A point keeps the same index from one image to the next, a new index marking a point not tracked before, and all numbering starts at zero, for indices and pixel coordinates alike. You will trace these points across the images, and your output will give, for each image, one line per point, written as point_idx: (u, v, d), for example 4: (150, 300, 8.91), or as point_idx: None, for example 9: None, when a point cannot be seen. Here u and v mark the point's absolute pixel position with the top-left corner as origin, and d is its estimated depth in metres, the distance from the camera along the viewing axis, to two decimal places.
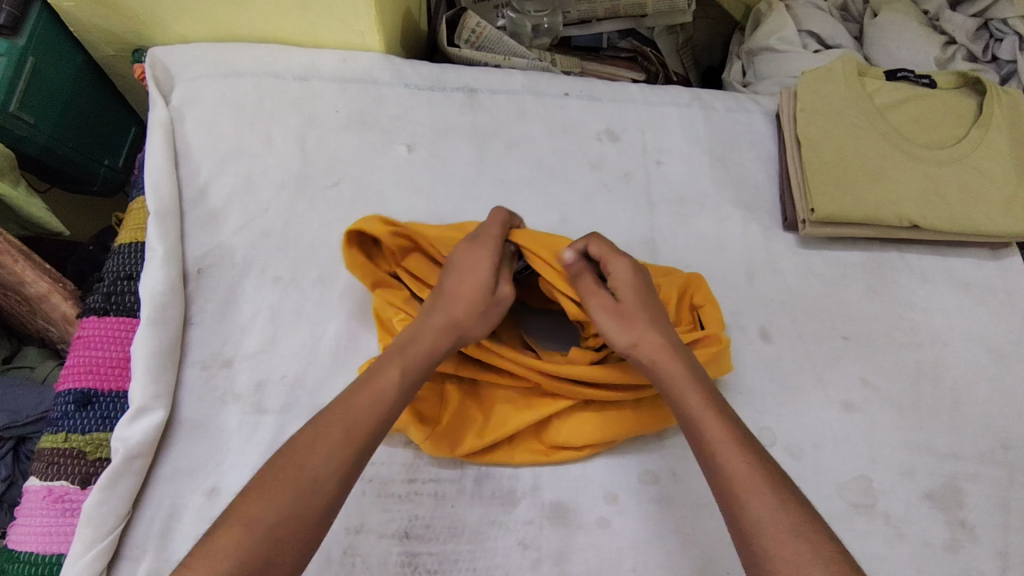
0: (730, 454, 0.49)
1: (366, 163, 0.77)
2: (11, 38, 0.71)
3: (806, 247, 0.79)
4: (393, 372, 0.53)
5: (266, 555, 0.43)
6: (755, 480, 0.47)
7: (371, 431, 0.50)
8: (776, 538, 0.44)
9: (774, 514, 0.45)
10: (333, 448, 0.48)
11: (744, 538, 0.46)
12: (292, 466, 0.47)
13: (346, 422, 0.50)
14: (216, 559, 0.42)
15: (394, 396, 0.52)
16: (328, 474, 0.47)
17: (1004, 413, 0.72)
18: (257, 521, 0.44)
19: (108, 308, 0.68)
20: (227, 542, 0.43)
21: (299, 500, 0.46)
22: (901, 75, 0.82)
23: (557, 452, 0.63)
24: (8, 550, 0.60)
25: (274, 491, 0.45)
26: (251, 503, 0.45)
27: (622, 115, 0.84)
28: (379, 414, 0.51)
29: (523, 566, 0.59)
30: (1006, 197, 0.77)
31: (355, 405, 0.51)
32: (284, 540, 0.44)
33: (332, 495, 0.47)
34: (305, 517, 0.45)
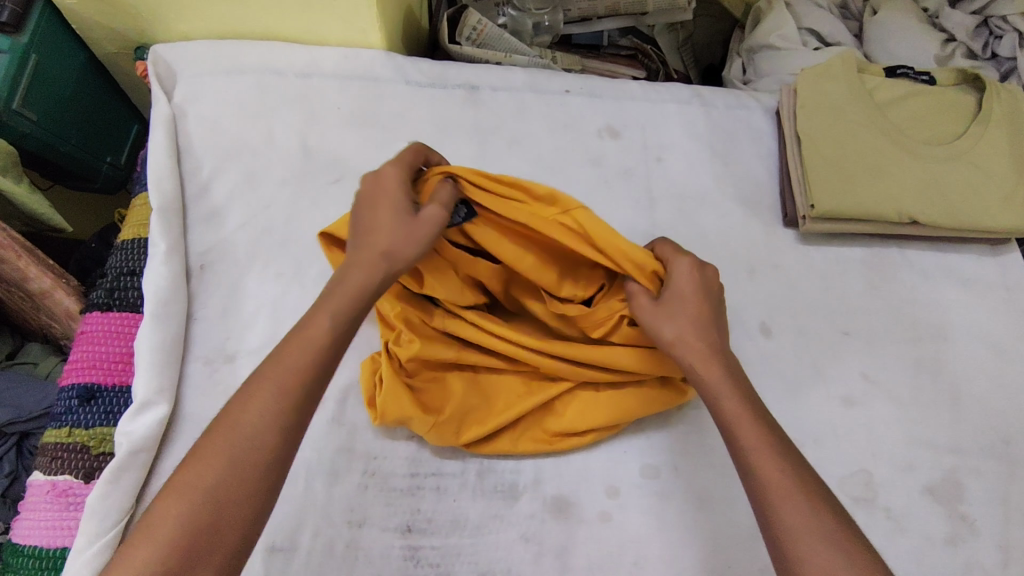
0: (766, 457, 0.48)
1: (369, 159, 0.77)
2: (14, 35, 0.71)
3: (807, 243, 0.79)
4: (328, 319, 0.49)
5: (204, 522, 0.41)
6: (792, 484, 0.46)
7: (308, 379, 0.47)
8: (812, 544, 0.43)
9: (809, 519, 0.44)
10: (266, 406, 0.45)
11: (777, 543, 0.45)
12: (226, 427, 0.44)
13: (282, 374, 0.46)
14: (155, 529, 0.41)
15: (330, 341, 0.49)
16: (261, 429, 0.44)
17: (1003, 407, 0.72)
18: (195, 489, 0.42)
19: (111, 304, 0.69)
20: (165, 511, 0.42)
21: (232, 462, 0.43)
22: (901, 72, 0.84)
23: (559, 441, 0.64)
24: (13, 544, 0.60)
25: (210, 456, 0.43)
26: (190, 472, 0.43)
27: (623, 111, 0.84)
28: (314, 360, 0.48)
29: (525, 560, 0.60)
30: (1006, 193, 0.77)
31: (290, 356, 0.47)
32: (224, 505, 0.42)
33: (271, 450, 0.44)
34: (242, 480, 0.43)
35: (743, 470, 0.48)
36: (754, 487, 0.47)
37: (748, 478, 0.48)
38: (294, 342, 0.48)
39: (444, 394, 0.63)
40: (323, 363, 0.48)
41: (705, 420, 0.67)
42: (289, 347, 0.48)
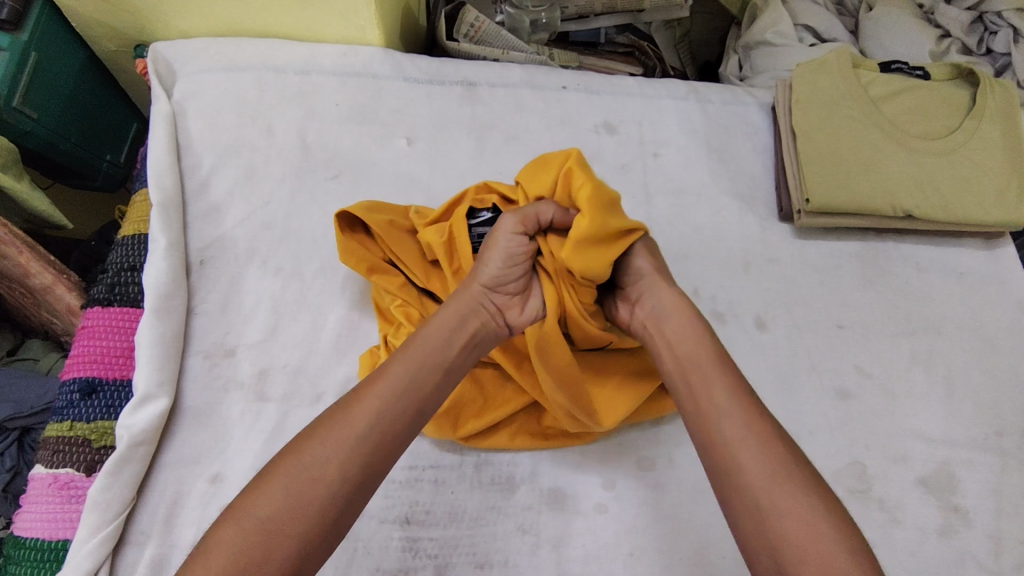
0: (727, 418, 0.51)
1: (367, 154, 0.77)
2: (14, 33, 0.72)
3: (802, 237, 0.80)
4: (398, 365, 0.52)
5: (262, 553, 0.43)
6: (751, 445, 0.50)
7: (386, 426, 0.50)
8: (772, 502, 0.47)
9: (769, 475, 0.48)
10: (342, 445, 0.48)
11: (760, 532, 0.47)
12: (299, 461, 0.47)
13: (357, 418, 0.49)
14: (212, 552, 0.43)
15: (399, 390, 0.51)
16: (331, 461, 0.47)
17: (997, 400, 0.73)
18: (254, 519, 0.44)
19: (112, 299, 0.69)
20: (224, 537, 0.43)
21: (299, 493, 0.45)
22: (895, 67, 0.85)
23: (554, 436, 0.65)
24: (15, 537, 0.60)
25: (275, 485, 0.45)
26: (252, 500, 0.45)
27: (619, 108, 0.84)
28: (386, 409, 0.50)
29: (522, 550, 0.60)
30: (1000, 187, 0.78)
31: (364, 400, 0.50)
32: (279, 540, 0.43)
33: (336, 493, 0.46)
34: (309, 509, 0.45)
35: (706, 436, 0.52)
36: (718, 448, 0.51)
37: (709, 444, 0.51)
38: (369, 390, 0.51)
39: None
40: (400, 411, 0.51)
41: None
42: (362, 393, 0.51)
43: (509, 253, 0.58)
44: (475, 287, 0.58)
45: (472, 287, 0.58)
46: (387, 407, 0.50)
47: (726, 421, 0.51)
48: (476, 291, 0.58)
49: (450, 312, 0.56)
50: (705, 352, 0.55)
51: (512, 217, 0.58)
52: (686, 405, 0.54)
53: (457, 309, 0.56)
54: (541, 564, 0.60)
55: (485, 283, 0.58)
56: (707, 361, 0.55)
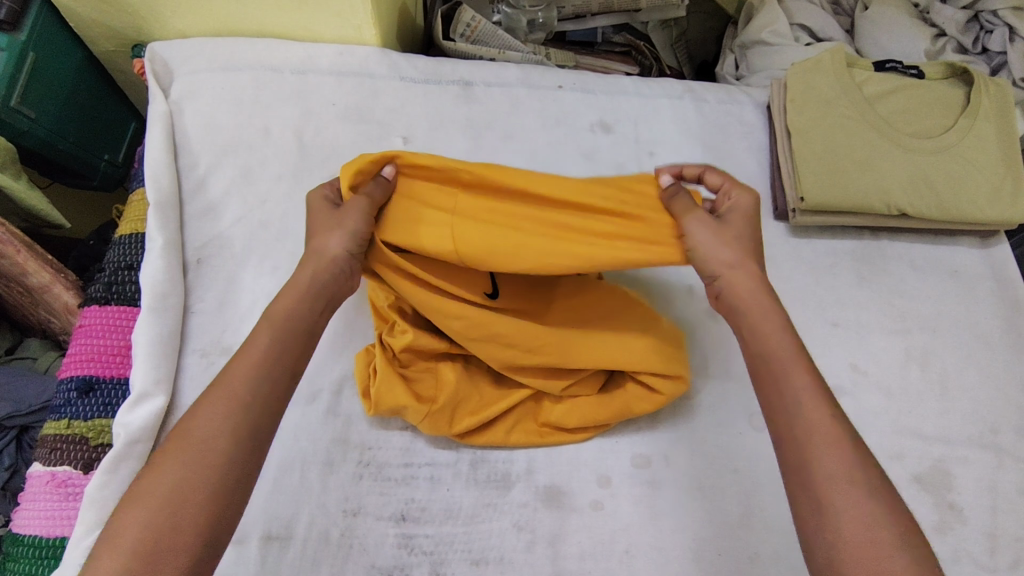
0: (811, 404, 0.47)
1: (364, 153, 0.78)
2: (12, 33, 0.72)
3: (797, 236, 0.80)
4: (266, 335, 0.49)
5: (169, 528, 0.40)
6: (830, 434, 0.46)
7: (265, 390, 0.47)
8: (844, 496, 0.43)
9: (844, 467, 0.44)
10: (226, 412, 0.45)
11: (821, 526, 0.43)
12: (183, 437, 0.44)
13: (235, 384, 0.46)
14: (120, 536, 0.40)
15: (273, 357, 0.48)
16: (216, 429, 0.44)
17: (993, 398, 0.73)
18: (150, 498, 0.41)
19: (109, 298, 0.70)
20: (128, 518, 0.41)
21: (192, 466, 0.43)
22: (889, 66, 0.85)
23: (550, 433, 0.65)
24: (13, 534, 0.61)
25: (164, 464, 0.43)
26: (149, 478, 0.42)
27: (615, 107, 0.85)
28: (265, 375, 0.48)
29: (518, 548, 0.60)
30: (994, 186, 0.78)
31: (237, 369, 0.47)
32: (184, 514, 0.41)
33: (230, 457, 0.44)
34: (205, 481, 0.42)
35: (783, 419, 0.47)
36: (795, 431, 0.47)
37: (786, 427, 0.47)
38: (241, 361, 0.48)
39: (437, 385, 0.63)
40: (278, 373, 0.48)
41: (698, 411, 0.68)
42: (235, 363, 0.48)
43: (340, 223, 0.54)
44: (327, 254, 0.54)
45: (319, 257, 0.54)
46: (261, 371, 0.48)
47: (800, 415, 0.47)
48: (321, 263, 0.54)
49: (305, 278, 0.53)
50: (780, 344, 0.50)
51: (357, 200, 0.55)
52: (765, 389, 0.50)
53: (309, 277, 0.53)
54: (537, 561, 0.60)
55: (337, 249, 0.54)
56: (781, 353, 0.50)
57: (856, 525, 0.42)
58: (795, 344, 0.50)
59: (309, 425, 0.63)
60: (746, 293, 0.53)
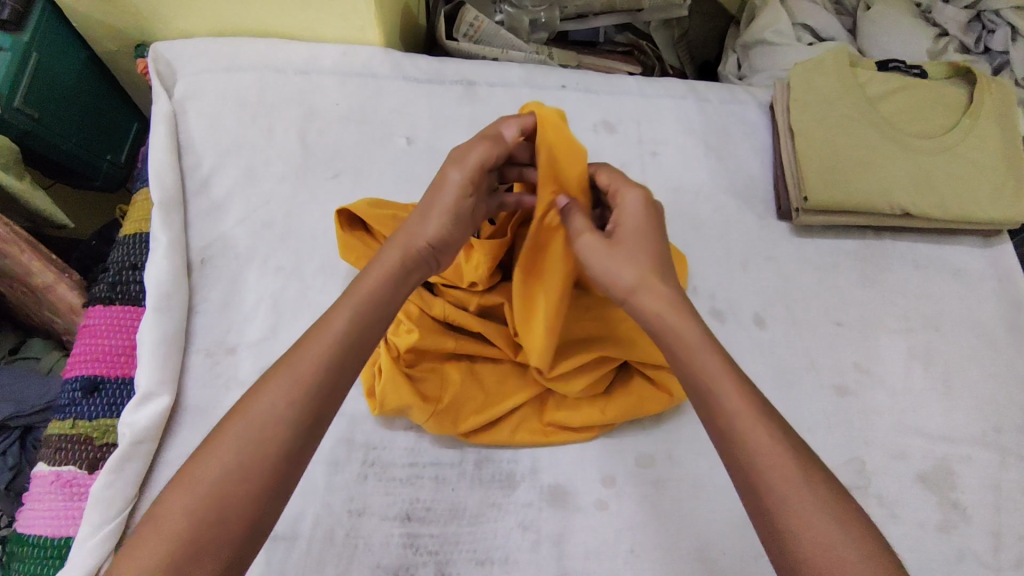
0: (749, 423, 0.45)
1: (368, 153, 0.78)
2: (15, 33, 0.72)
3: (800, 235, 0.80)
4: (341, 317, 0.48)
5: (216, 520, 0.41)
6: (779, 455, 0.44)
7: (331, 376, 0.47)
8: (800, 519, 0.42)
9: (796, 488, 0.43)
10: (291, 397, 0.45)
11: (782, 551, 0.43)
12: (247, 420, 0.44)
13: (303, 369, 0.46)
14: (162, 521, 0.41)
15: (345, 344, 0.48)
16: (280, 416, 0.44)
17: (996, 397, 0.73)
18: (202, 483, 0.42)
19: (114, 298, 0.70)
20: (173, 504, 0.41)
21: (249, 453, 0.43)
22: (892, 66, 0.85)
23: (555, 432, 0.65)
24: (18, 534, 0.61)
25: (221, 448, 0.43)
26: (199, 463, 0.43)
27: (618, 107, 0.85)
28: (336, 362, 0.47)
29: (523, 547, 0.60)
30: (996, 185, 0.78)
31: (307, 350, 0.47)
32: (231, 507, 0.42)
33: (289, 445, 0.44)
34: (262, 468, 0.43)
35: (728, 442, 0.46)
36: (741, 453, 0.45)
37: (732, 451, 0.46)
38: (312, 342, 0.47)
39: (442, 384, 0.63)
40: (341, 365, 0.47)
41: None
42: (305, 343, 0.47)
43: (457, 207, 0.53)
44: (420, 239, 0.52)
45: (412, 242, 0.52)
46: (328, 354, 0.47)
47: (748, 438, 0.45)
48: (408, 246, 0.52)
49: (390, 262, 0.51)
50: (705, 361, 0.48)
51: (461, 173, 0.52)
52: (703, 413, 0.48)
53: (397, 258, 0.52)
54: (542, 561, 0.60)
55: (432, 235, 0.52)
56: (710, 371, 0.48)
57: (818, 547, 0.42)
58: (720, 359, 0.48)
59: None
60: (657, 313, 0.51)
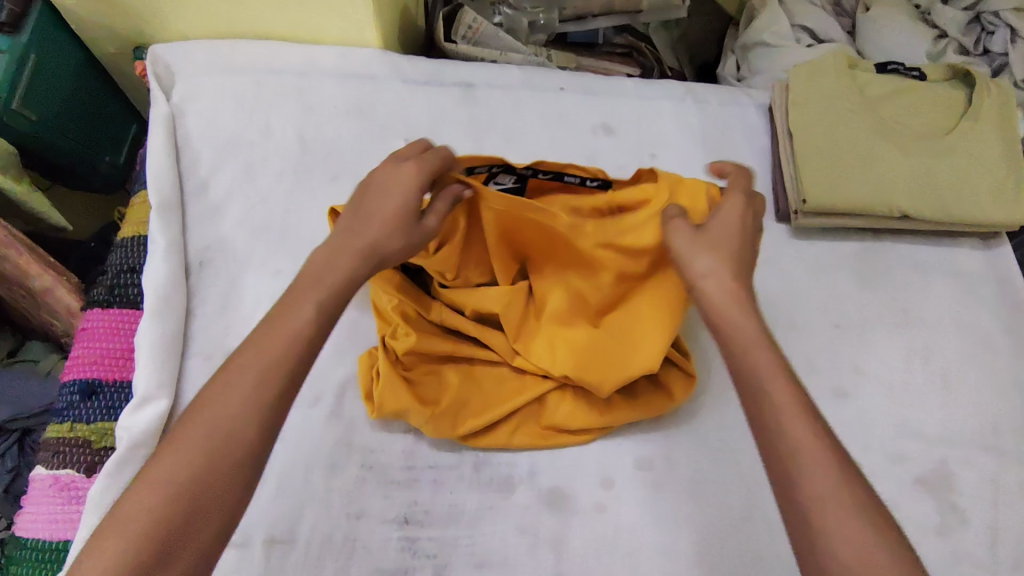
0: (793, 418, 0.43)
1: (366, 155, 0.78)
2: (13, 35, 0.73)
3: (800, 237, 0.80)
4: (308, 307, 0.47)
5: (184, 518, 0.39)
6: (818, 451, 0.42)
7: (299, 363, 0.45)
8: (837, 520, 0.40)
9: (836, 488, 0.41)
10: (258, 386, 0.43)
11: (811, 549, 0.40)
12: (212, 412, 0.42)
13: (270, 358, 0.44)
14: (125, 521, 0.38)
15: (312, 330, 0.46)
16: (246, 406, 0.42)
17: (995, 399, 0.73)
18: (170, 482, 0.39)
19: (112, 301, 0.70)
20: (135, 502, 0.39)
21: (217, 447, 0.41)
22: (891, 68, 0.85)
23: (553, 436, 0.65)
24: (17, 537, 0.61)
25: (185, 445, 0.41)
26: (163, 461, 0.40)
27: (616, 108, 0.85)
28: (302, 348, 0.46)
29: (521, 550, 0.60)
30: (996, 188, 0.78)
31: (273, 338, 0.45)
32: (204, 503, 0.40)
33: (256, 435, 0.42)
34: (231, 460, 0.41)
35: (768, 437, 0.43)
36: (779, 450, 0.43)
37: (770, 446, 0.43)
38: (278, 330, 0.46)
39: (440, 387, 0.63)
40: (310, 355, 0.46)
41: (701, 413, 0.68)
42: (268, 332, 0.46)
43: (405, 210, 0.52)
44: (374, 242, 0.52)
45: (371, 245, 0.52)
46: (294, 339, 0.45)
47: (790, 434, 0.42)
48: (362, 251, 0.51)
49: (337, 274, 0.50)
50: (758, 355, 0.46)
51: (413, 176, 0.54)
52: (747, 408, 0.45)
53: (350, 263, 0.50)
54: (541, 564, 0.60)
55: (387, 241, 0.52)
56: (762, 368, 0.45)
57: (848, 548, 0.39)
58: (774, 356, 0.46)
59: (312, 428, 0.63)
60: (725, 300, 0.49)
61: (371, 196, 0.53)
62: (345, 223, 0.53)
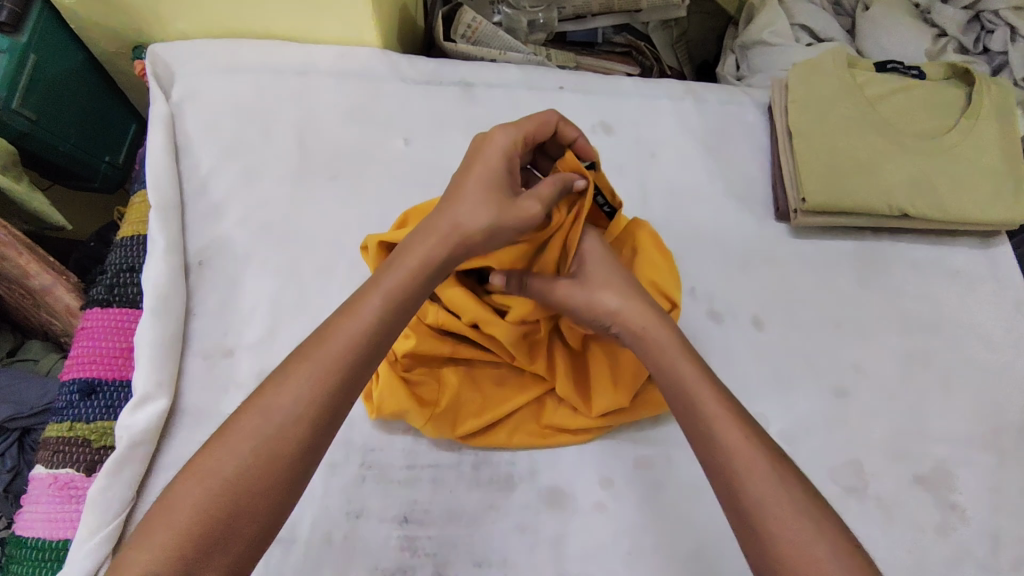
0: (724, 422, 0.48)
1: (366, 155, 0.78)
2: (13, 35, 0.72)
3: (799, 236, 0.80)
4: (372, 308, 0.49)
5: (229, 516, 0.41)
6: (752, 452, 0.46)
7: (354, 363, 0.47)
8: (778, 514, 0.44)
9: (772, 487, 0.45)
10: (312, 387, 0.45)
11: (757, 545, 0.44)
12: (270, 408, 0.44)
13: (325, 360, 0.46)
14: (172, 512, 0.41)
15: (371, 329, 0.48)
16: (301, 409, 0.45)
17: (995, 398, 0.73)
18: (217, 476, 0.42)
19: (111, 300, 0.70)
20: (185, 493, 0.41)
21: (268, 444, 0.43)
22: (890, 67, 0.85)
23: (553, 435, 0.65)
24: (16, 536, 0.61)
25: (236, 441, 0.43)
26: (214, 456, 0.43)
27: (616, 108, 0.85)
28: (357, 350, 0.47)
29: (521, 549, 0.60)
30: (995, 187, 0.78)
31: (332, 338, 0.47)
32: (248, 500, 0.42)
33: (306, 435, 0.44)
34: (279, 459, 0.43)
35: (705, 446, 0.48)
36: (715, 456, 0.47)
37: (709, 454, 0.48)
38: (334, 329, 0.48)
39: (439, 387, 0.63)
40: (364, 360, 0.48)
41: None
42: (325, 334, 0.48)
43: (493, 185, 0.54)
44: (450, 218, 0.52)
45: (453, 224, 0.52)
46: (348, 341, 0.47)
47: (726, 437, 0.47)
48: (451, 233, 0.52)
49: (416, 257, 0.51)
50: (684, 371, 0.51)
51: (500, 147, 0.55)
52: (685, 421, 0.50)
53: (437, 246, 0.52)
54: (540, 563, 0.60)
55: (456, 218, 0.52)
56: (688, 379, 0.51)
57: (792, 538, 0.43)
58: (698, 368, 0.52)
59: None
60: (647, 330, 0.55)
61: (482, 170, 0.54)
62: (440, 206, 0.54)
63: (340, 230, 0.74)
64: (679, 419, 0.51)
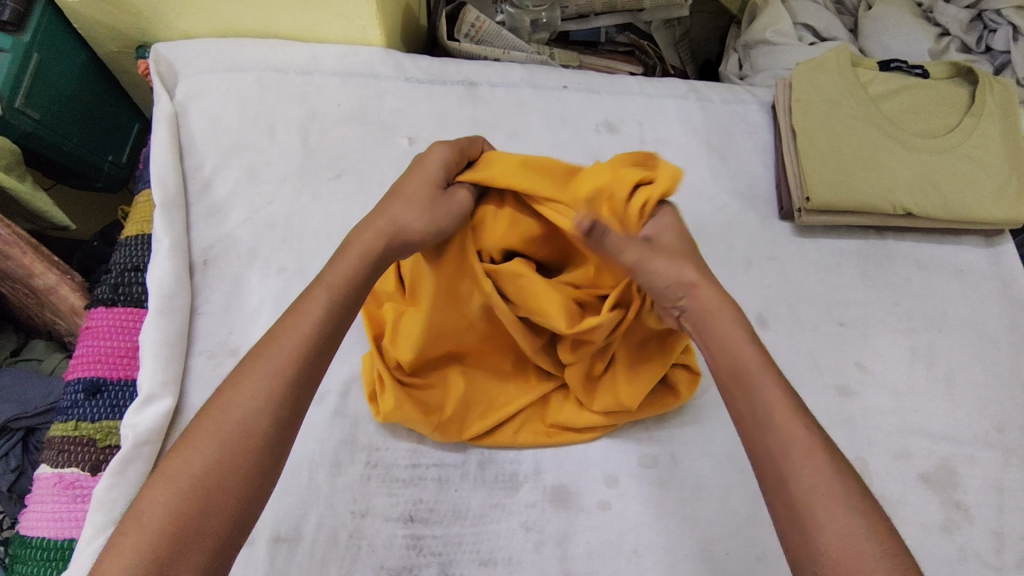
0: (783, 412, 0.46)
1: (370, 154, 0.78)
2: (16, 34, 0.72)
3: (803, 235, 0.80)
4: (322, 306, 0.49)
5: (199, 516, 0.41)
6: (810, 445, 0.44)
7: (311, 359, 0.47)
8: (829, 509, 0.42)
9: (829, 479, 0.43)
10: (271, 386, 0.45)
11: (803, 538, 0.42)
12: (228, 409, 0.44)
13: (282, 358, 0.46)
14: (144, 517, 0.40)
15: (323, 325, 0.48)
16: (260, 408, 0.45)
17: (999, 397, 0.73)
18: (183, 478, 0.41)
19: (116, 299, 0.70)
20: (152, 497, 0.41)
21: (232, 443, 0.43)
22: (895, 66, 0.85)
23: (558, 433, 0.65)
24: (22, 535, 0.61)
25: (198, 444, 0.43)
26: (179, 459, 0.42)
27: (620, 107, 0.85)
28: (311, 346, 0.47)
29: (526, 549, 0.60)
30: (999, 185, 0.78)
31: (285, 337, 0.47)
32: (218, 499, 0.42)
33: (266, 432, 0.44)
34: (243, 458, 0.43)
35: (760, 436, 0.46)
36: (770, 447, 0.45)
37: (764, 445, 0.46)
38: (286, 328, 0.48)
39: (442, 386, 0.63)
40: (322, 356, 0.48)
41: (705, 411, 0.68)
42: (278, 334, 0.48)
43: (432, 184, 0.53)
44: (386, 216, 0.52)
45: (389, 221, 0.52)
46: (302, 337, 0.47)
47: (784, 428, 0.45)
48: (386, 228, 0.52)
49: (358, 250, 0.51)
50: (748, 358, 0.48)
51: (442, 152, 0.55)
52: (739, 411, 0.48)
53: (373, 238, 0.52)
54: (545, 562, 0.60)
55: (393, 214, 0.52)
56: (751, 368, 0.48)
57: (840, 534, 0.41)
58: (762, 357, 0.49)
59: (316, 426, 0.63)
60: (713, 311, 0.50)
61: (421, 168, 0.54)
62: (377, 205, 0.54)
63: (343, 229, 0.74)
64: (733, 408, 0.49)
